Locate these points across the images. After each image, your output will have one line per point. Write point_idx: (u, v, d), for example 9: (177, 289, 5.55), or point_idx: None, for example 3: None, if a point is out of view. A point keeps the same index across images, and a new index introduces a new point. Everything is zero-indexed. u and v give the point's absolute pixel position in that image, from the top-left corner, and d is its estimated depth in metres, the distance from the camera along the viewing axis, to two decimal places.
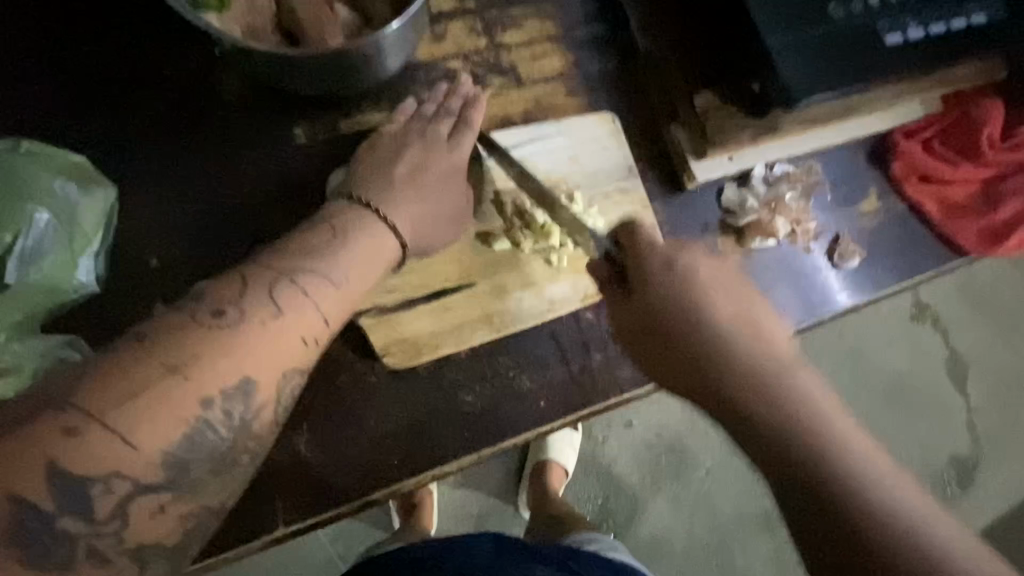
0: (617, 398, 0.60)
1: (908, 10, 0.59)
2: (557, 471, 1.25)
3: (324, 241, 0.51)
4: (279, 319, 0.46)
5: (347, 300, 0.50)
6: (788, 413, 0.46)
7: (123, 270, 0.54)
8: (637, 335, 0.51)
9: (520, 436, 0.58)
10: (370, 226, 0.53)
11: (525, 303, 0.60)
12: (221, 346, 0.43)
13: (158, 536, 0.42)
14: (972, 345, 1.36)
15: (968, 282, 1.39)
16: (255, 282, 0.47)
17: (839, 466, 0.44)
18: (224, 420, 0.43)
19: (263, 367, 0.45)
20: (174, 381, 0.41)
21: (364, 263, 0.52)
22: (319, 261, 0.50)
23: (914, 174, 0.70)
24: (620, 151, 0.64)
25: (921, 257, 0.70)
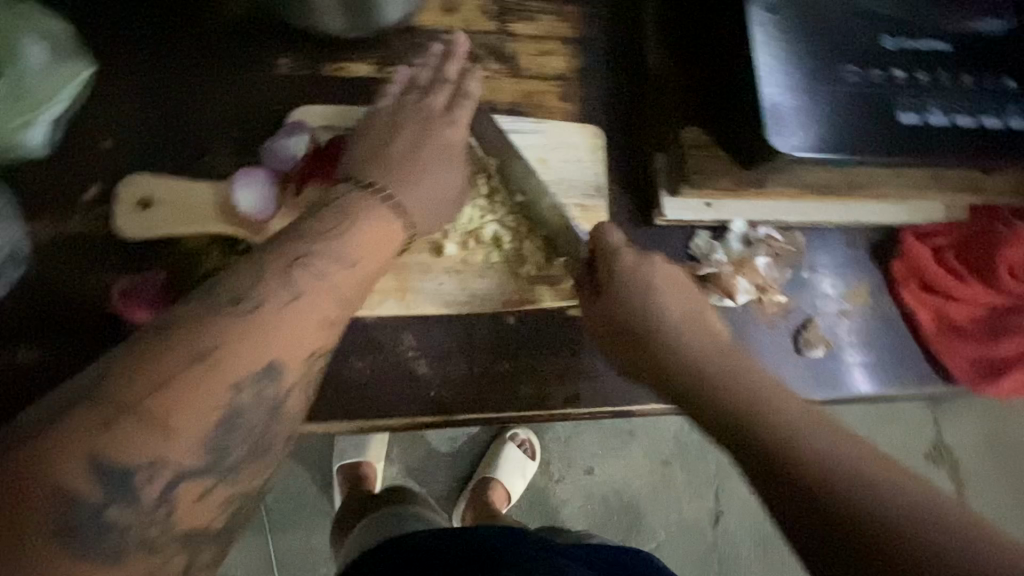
0: (510, 414, 0.57)
1: (934, 92, 0.53)
2: (499, 494, 1.19)
3: (332, 224, 0.48)
4: (297, 308, 0.43)
5: (360, 277, 0.47)
6: (721, 366, 0.46)
7: (78, 146, 0.56)
8: (606, 333, 0.53)
9: (401, 419, 0.56)
10: (381, 215, 0.51)
11: (444, 288, 0.58)
12: (242, 331, 0.40)
13: (206, 519, 0.39)
14: (987, 505, 1.21)
15: (1004, 435, 1.23)
16: (267, 267, 0.43)
17: (764, 426, 0.40)
18: (255, 404, 0.41)
19: (288, 350, 0.42)
20: (201, 370, 0.38)
21: (377, 248, 0.49)
22: (331, 242, 0.47)
23: (914, 280, 0.63)
24: (593, 165, 0.61)
25: (901, 370, 0.63)
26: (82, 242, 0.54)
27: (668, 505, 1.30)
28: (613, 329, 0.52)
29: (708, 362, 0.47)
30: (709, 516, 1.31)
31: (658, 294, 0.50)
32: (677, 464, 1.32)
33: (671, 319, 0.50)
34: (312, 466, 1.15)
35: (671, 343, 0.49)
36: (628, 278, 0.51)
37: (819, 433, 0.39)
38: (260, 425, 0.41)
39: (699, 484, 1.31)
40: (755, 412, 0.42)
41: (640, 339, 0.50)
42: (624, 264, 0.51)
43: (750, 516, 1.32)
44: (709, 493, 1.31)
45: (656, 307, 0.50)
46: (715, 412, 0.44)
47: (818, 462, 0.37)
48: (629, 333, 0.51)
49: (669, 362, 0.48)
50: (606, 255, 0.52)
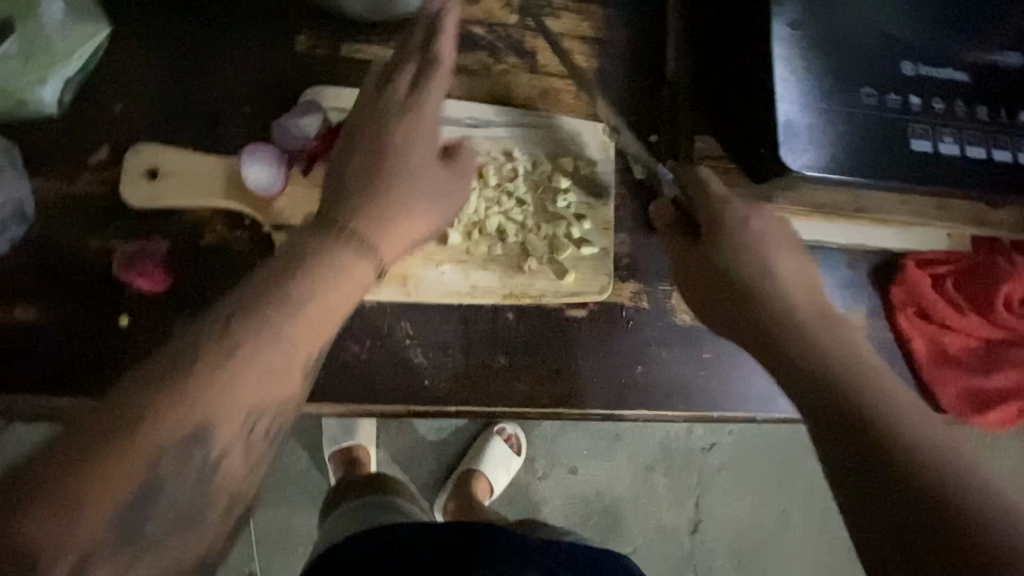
0: (503, 408, 0.57)
1: (948, 121, 0.53)
2: (483, 487, 1.21)
3: (283, 262, 0.43)
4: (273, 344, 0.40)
5: (315, 317, 0.42)
6: (808, 322, 0.45)
7: (89, 107, 0.55)
8: (692, 281, 0.51)
9: (393, 406, 0.56)
10: (348, 266, 0.45)
11: (446, 278, 0.57)
12: (174, 394, 0.37)
13: None
14: None
15: None
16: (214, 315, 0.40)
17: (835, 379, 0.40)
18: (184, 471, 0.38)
19: (227, 417, 0.39)
20: (118, 438, 0.35)
21: (330, 280, 0.44)
22: (288, 281, 0.42)
23: (913, 306, 0.64)
24: (604, 166, 0.61)
25: None
26: (85, 203, 0.54)
27: (649, 510, 1.32)
28: (705, 283, 0.50)
29: (809, 322, 0.44)
30: (687, 524, 1.32)
31: (774, 260, 0.48)
32: (660, 471, 1.32)
33: (773, 282, 0.47)
34: (299, 445, 1.15)
35: (769, 292, 0.46)
36: (730, 238, 0.49)
37: (904, 406, 0.39)
38: (190, 493, 0.38)
39: (681, 492, 1.32)
40: (843, 360, 0.42)
41: (734, 292, 0.48)
42: (727, 217, 0.49)
43: (728, 528, 1.33)
44: (689, 502, 1.32)
45: (768, 267, 0.47)
46: (793, 365, 0.43)
47: (910, 442, 0.36)
48: (730, 286, 0.48)
49: (752, 308, 0.46)
50: (715, 215, 0.50)
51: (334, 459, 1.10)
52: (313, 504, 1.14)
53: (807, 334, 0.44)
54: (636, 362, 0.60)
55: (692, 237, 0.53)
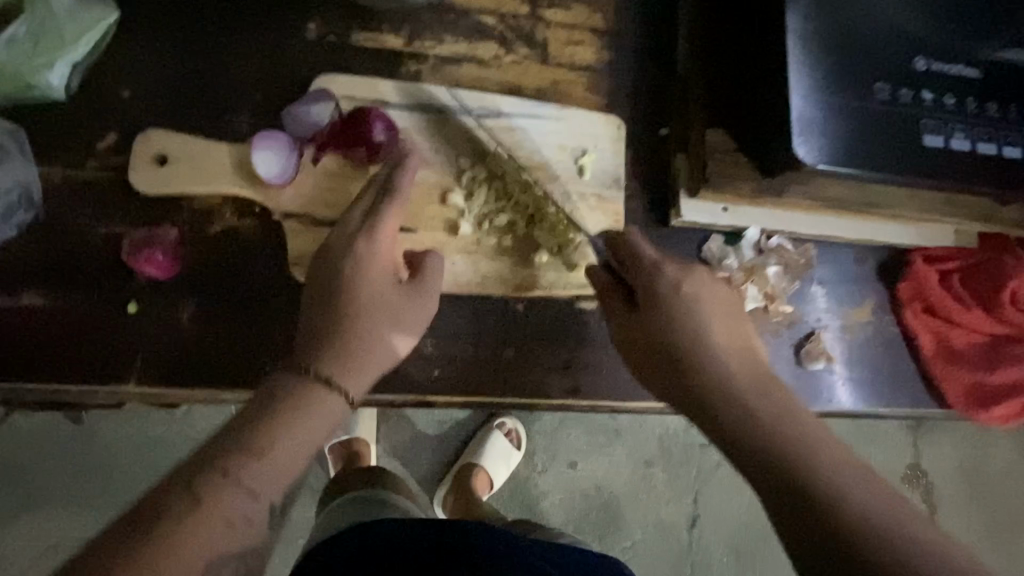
0: (514, 398, 0.58)
1: (959, 117, 0.53)
2: (482, 479, 1.20)
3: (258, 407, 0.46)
4: (286, 446, 0.45)
5: (281, 460, 0.45)
6: (747, 401, 0.46)
7: (96, 93, 0.55)
8: (647, 357, 0.50)
9: (404, 396, 0.56)
10: (317, 400, 0.47)
11: (457, 269, 0.57)
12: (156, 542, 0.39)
13: None
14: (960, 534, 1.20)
15: (980, 467, 1.23)
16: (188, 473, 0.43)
17: (775, 448, 0.43)
18: None
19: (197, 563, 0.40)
20: None
21: (298, 426, 0.46)
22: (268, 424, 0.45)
23: (919, 302, 0.64)
24: (615, 158, 0.60)
25: (891, 390, 0.64)
26: (92, 189, 0.53)
27: (648, 505, 1.32)
28: (636, 340, 0.52)
29: (746, 395, 0.46)
30: (685, 520, 1.33)
31: (711, 333, 0.49)
32: (658, 467, 1.33)
33: (714, 351, 0.48)
34: None
35: (706, 358, 0.48)
36: (673, 304, 0.50)
37: (839, 466, 0.41)
38: None
39: (679, 487, 1.33)
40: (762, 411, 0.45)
41: (673, 357, 0.49)
42: (667, 294, 0.50)
43: (726, 523, 1.34)
44: (687, 497, 1.33)
45: (705, 332, 0.49)
46: (743, 446, 0.44)
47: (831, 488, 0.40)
48: (671, 358, 0.49)
49: (690, 377, 0.48)
50: (650, 280, 0.50)
51: (334, 452, 1.10)
52: (312, 497, 1.14)
53: (725, 396, 0.46)
54: None
55: (630, 301, 0.52)
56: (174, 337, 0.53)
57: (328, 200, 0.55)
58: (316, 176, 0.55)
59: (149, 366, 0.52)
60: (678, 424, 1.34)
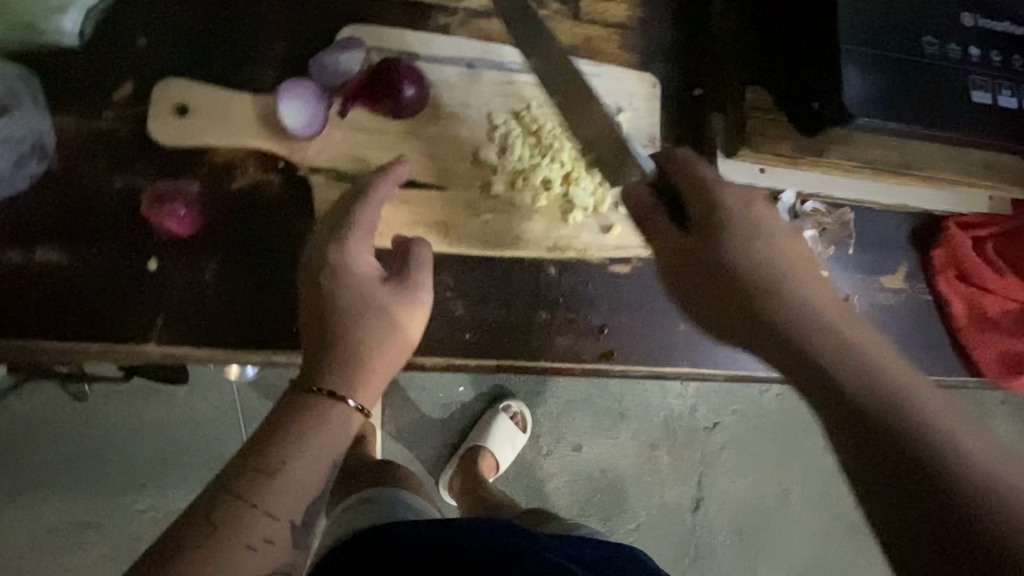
0: (546, 362, 0.56)
1: (1008, 73, 0.52)
2: (488, 463, 1.19)
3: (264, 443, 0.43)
4: (303, 458, 0.43)
5: (297, 482, 0.43)
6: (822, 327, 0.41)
7: (112, 40, 0.52)
8: (703, 286, 0.45)
9: (434, 358, 0.54)
10: (326, 413, 0.45)
11: (490, 228, 0.55)
12: None
13: None
14: None
15: None
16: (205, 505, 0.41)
17: (854, 377, 0.37)
18: None
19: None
20: None
21: (311, 443, 0.44)
22: (274, 456, 0.43)
23: (952, 269, 0.64)
24: (649, 118, 0.59)
25: (922, 358, 0.63)
26: (109, 141, 0.51)
27: (654, 487, 1.31)
28: (725, 315, 0.44)
29: (829, 326, 0.40)
30: (689, 502, 1.32)
31: (778, 251, 0.44)
32: (663, 449, 1.32)
33: (787, 280, 0.43)
34: None
35: (778, 290, 0.42)
36: (735, 235, 0.44)
37: (921, 397, 0.36)
38: None
39: (685, 469, 1.33)
40: (876, 393, 0.36)
41: (747, 288, 0.43)
42: (739, 212, 0.45)
43: (731, 505, 1.34)
44: (692, 480, 1.33)
45: (774, 259, 0.43)
46: (814, 371, 0.39)
47: (963, 478, 0.32)
48: (744, 290, 0.43)
49: (768, 308, 0.42)
50: (705, 196, 0.45)
51: None
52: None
53: (829, 366, 0.38)
54: (678, 320, 0.58)
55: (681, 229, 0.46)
56: (196, 297, 0.50)
57: (357, 154, 0.53)
58: (343, 130, 0.53)
59: (169, 326, 0.50)
60: (684, 406, 1.33)
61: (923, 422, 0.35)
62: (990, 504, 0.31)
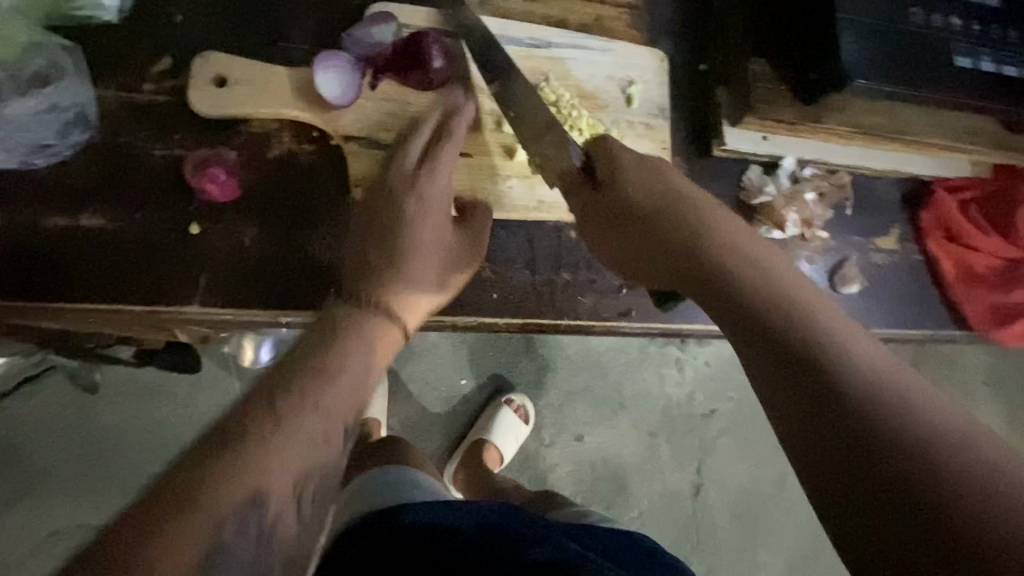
0: (569, 321, 0.59)
1: (988, 41, 0.57)
2: (493, 454, 1.20)
3: (322, 349, 0.43)
4: (361, 361, 0.44)
5: (354, 395, 0.43)
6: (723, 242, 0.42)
7: (148, 16, 0.53)
8: (613, 226, 0.47)
9: (464, 318, 0.57)
10: (382, 336, 0.47)
11: (514, 193, 0.58)
12: (247, 468, 0.36)
13: None
14: None
15: None
16: (261, 392, 0.40)
17: (747, 286, 0.39)
18: (243, 538, 0.36)
19: (274, 480, 0.37)
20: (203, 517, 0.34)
21: (377, 358, 0.46)
22: (335, 364, 0.43)
23: (940, 230, 0.68)
24: (659, 89, 0.63)
25: (917, 314, 0.67)
26: (151, 112, 0.53)
27: (655, 473, 1.34)
28: (640, 250, 0.46)
29: (733, 243, 0.41)
30: (689, 488, 1.34)
31: (680, 185, 0.46)
32: (662, 437, 1.35)
33: (692, 206, 0.44)
34: None
35: (683, 217, 0.44)
36: (644, 177, 0.46)
37: (806, 300, 0.37)
38: (252, 552, 0.37)
39: (684, 454, 1.35)
40: (762, 299, 0.37)
41: (645, 217, 0.45)
42: (634, 157, 0.47)
43: (730, 488, 1.36)
44: (691, 465, 1.35)
45: (678, 192, 0.45)
46: (711, 289, 0.40)
47: (837, 372, 0.33)
48: (644, 223, 0.45)
49: (664, 232, 0.44)
50: (609, 149, 0.48)
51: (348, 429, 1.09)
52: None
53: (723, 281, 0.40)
54: None
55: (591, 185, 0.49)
56: (238, 261, 0.52)
57: (387, 124, 0.56)
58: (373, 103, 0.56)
59: (212, 288, 0.51)
60: (681, 393, 1.36)
61: (806, 320, 0.36)
62: (873, 403, 0.31)
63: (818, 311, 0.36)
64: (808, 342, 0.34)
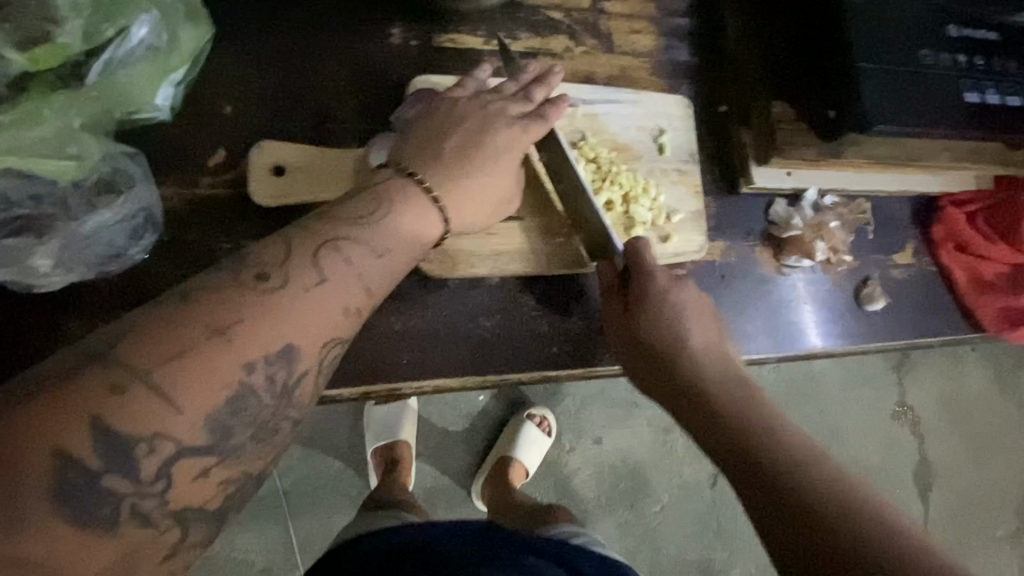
0: (627, 366, 0.62)
1: (991, 75, 0.61)
2: (519, 471, 1.19)
3: (367, 209, 0.47)
4: (393, 224, 0.48)
5: (388, 269, 0.46)
6: (724, 376, 0.51)
7: (198, 112, 0.55)
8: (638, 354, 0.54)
9: (529, 373, 0.59)
10: (417, 211, 0.49)
11: (565, 249, 0.61)
12: (272, 314, 0.39)
13: (204, 499, 0.36)
14: (944, 455, 1.34)
15: (954, 394, 1.37)
16: (299, 247, 0.42)
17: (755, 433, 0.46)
18: (266, 386, 0.38)
19: (304, 336, 0.40)
20: (216, 344, 0.36)
21: (404, 238, 0.48)
22: (365, 227, 0.46)
23: (950, 242, 0.73)
24: (687, 134, 0.66)
25: (936, 322, 0.72)
26: (208, 211, 0.54)
27: (676, 470, 1.34)
28: (657, 375, 0.53)
29: (726, 388, 0.50)
30: (706, 478, 1.36)
31: (688, 327, 0.53)
32: (677, 432, 1.36)
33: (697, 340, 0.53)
34: (330, 445, 1.10)
35: (689, 355, 0.52)
36: (662, 311, 0.53)
37: (796, 449, 0.44)
38: (270, 407, 0.38)
39: (699, 448, 1.36)
40: (772, 445, 0.45)
41: (654, 350, 0.53)
42: (653, 297, 0.54)
43: None
44: (706, 456, 1.36)
45: (683, 329, 0.53)
46: (721, 434, 0.47)
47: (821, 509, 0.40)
48: (658, 358, 0.53)
49: (678, 369, 0.52)
50: (640, 280, 0.55)
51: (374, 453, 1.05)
52: (351, 507, 1.08)
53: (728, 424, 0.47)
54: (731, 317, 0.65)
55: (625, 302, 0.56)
56: None
57: None
58: (411, 139, 0.53)
59: None
60: None
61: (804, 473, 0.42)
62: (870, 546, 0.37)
63: (814, 461, 0.43)
64: (807, 488, 0.41)
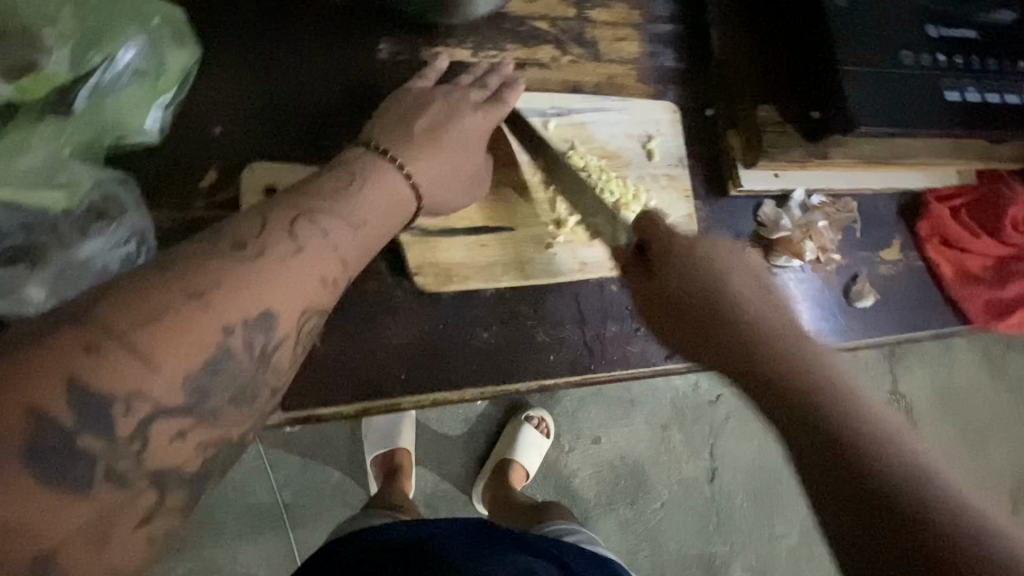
0: (624, 371, 0.63)
1: (970, 73, 0.62)
2: (518, 474, 1.19)
3: (339, 183, 0.47)
4: (366, 196, 0.48)
5: (364, 240, 0.46)
6: (774, 324, 0.45)
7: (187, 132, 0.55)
8: (666, 308, 0.50)
9: (525, 381, 0.60)
10: (390, 185, 0.50)
11: (558, 258, 0.62)
12: (240, 279, 0.37)
13: (180, 460, 0.35)
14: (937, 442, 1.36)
15: (946, 382, 1.40)
16: (274, 219, 0.42)
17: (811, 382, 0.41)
18: (245, 350, 0.37)
19: (282, 300, 0.39)
20: (194, 306, 0.35)
21: (379, 210, 0.48)
22: (340, 200, 0.46)
23: (936, 236, 0.74)
24: (675, 140, 0.67)
25: (925, 317, 0.74)
26: (189, 210, 0.54)
27: (675, 467, 1.35)
28: (692, 328, 0.48)
29: (785, 342, 0.44)
30: (705, 474, 1.37)
31: (730, 280, 0.48)
32: (674, 428, 1.37)
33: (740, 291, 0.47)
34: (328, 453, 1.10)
35: (733, 304, 0.47)
36: (699, 265, 0.49)
37: (857, 406, 0.39)
38: (249, 370, 0.38)
39: (696, 444, 1.37)
40: (833, 401, 0.40)
41: (693, 303, 0.48)
42: (692, 257, 0.49)
43: (742, 469, 1.39)
44: (704, 452, 1.37)
45: (724, 282, 0.48)
46: (765, 389, 0.42)
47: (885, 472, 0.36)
48: (693, 310, 0.48)
49: (722, 321, 0.46)
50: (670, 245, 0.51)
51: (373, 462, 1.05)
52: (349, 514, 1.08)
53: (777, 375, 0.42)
54: None
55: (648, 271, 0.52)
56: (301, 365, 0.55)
57: None
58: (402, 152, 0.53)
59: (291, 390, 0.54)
60: (687, 384, 1.39)
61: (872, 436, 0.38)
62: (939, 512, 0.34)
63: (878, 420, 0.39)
64: (870, 452, 0.37)
